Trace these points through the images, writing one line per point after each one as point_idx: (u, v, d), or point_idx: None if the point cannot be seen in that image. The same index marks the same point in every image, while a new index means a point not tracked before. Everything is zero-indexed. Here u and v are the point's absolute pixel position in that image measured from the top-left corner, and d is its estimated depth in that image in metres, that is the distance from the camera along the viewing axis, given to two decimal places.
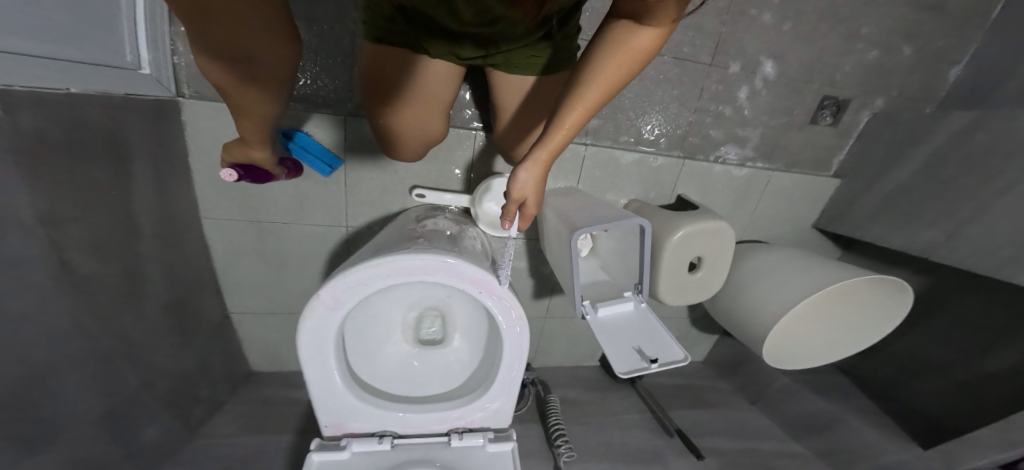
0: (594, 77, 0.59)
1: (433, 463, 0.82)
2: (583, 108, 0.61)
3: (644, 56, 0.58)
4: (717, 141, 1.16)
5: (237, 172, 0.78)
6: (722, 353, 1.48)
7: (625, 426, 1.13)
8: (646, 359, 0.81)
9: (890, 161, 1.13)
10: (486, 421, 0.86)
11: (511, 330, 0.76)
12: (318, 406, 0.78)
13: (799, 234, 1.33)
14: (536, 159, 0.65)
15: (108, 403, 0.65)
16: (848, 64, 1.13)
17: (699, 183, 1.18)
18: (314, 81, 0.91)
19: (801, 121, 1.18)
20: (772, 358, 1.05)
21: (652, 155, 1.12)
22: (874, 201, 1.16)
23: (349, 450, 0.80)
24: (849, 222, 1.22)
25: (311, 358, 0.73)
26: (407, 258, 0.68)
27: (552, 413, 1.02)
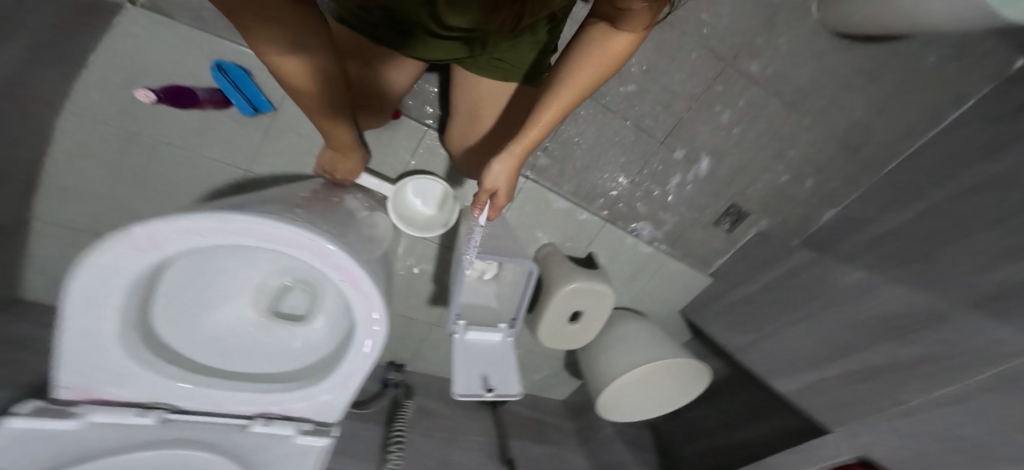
0: (573, 74, 0.66)
1: (212, 447, 0.77)
2: (561, 105, 0.69)
3: (619, 56, 0.63)
4: (639, 214, 1.26)
5: (154, 94, 0.84)
6: (578, 396, 1.64)
7: (466, 445, 1.18)
8: (487, 388, 0.85)
9: (751, 273, 1.33)
10: (308, 413, 0.81)
11: (371, 328, 0.67)
12: (63, 367, 0.60)
13: (669, 317, 1.52)
14: (508, 160, 0.74)
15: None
16: (760, 182, 1.29)
17: (611, 248, 1.29)
18: None
19: (707, 220, 1.34)
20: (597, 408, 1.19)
21: (581, 209, 1.21)
22: (725, 305, 1.39)
23: (82, 420, 0.66)
24: (704, 318, 1.44)
25: (81, 313, 0.55)
26: (270, 222, 0.54)
27: (399, 422, 1.02)
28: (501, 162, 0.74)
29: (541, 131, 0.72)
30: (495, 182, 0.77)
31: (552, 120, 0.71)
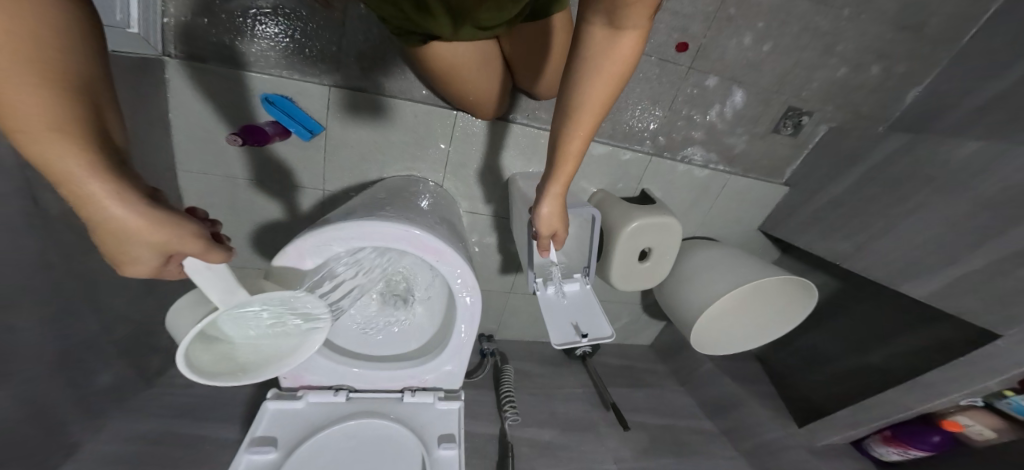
0: (586, 94, 0.49)
1: (385, 414, 0.63)
2: (596, 105, 0.50)
3: (626, 62, 0.47)
4: (684, 139, 1.01)
5: (241, 138, 0.67)
6: (714, 227, 1.12)
7: (573, 399, 1.00)
8: (583, 338, 0.58)
9: (848, 149, 0.98)
10: (437, 379, 0.68)
11: (354, 370, 0.64)
12: None
13: (753, 218, 1.13)
14: (560, 180, 0.56)
15: (57, 346, 0.54)
16: (817, 80, 0.96)
17: (663, 184, 1.04)
18: (301, 48, 0.71)
19: (763, 130, 1.02)
20: (732, 346, 0.87)
21: (624, 146, 0.98)
22: (842, 193, 0.97)
23: (305, 400, 0.62)
24: (800, 214, 1.05)
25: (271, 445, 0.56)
26: (280, 423, 0.60)
27: (505, 382, 0.92)
28: (571, 157, 0.54)
29: (582, 142, 0.53)
30: (547, 221, 0.60)
31: (597, 115, 0.51)
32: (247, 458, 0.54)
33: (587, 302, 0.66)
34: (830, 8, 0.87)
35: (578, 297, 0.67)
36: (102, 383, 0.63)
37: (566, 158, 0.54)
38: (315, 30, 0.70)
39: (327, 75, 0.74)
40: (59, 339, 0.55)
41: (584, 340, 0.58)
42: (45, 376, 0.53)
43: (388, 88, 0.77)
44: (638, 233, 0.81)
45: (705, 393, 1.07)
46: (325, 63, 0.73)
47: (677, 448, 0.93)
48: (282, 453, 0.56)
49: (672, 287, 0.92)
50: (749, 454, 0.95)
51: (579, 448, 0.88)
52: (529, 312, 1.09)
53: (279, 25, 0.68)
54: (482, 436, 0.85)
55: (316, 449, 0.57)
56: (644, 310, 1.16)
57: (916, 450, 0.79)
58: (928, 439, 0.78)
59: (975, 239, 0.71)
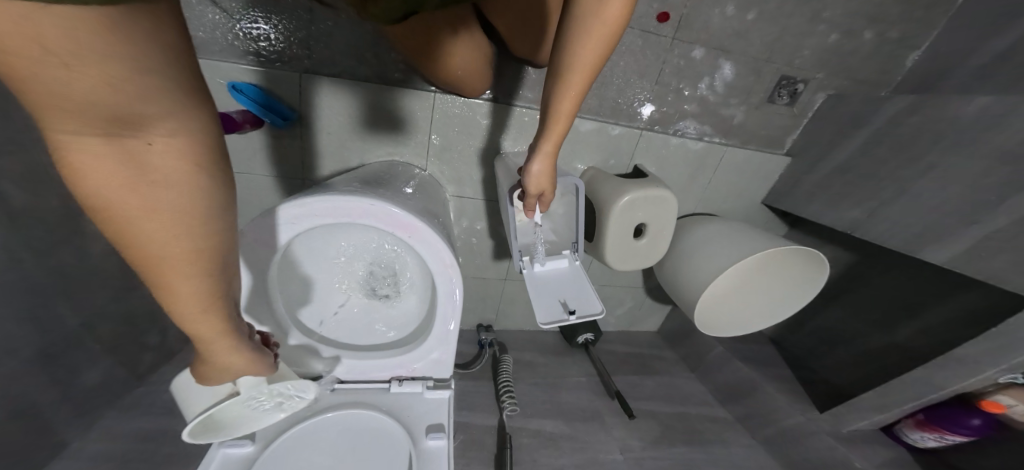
0: (576, 52, 0.47)
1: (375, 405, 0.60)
2: (586, 64, 0.47)
3: (619, 20, 0.44)
4: (674, 113, 0.96)
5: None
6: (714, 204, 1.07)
7: (576, 388, 0.97)
8: (570, 315, 0.54)
9: (848, 111, 0.92)
10: (426, 367, 0.65)
11: (334, 358, 0.61)
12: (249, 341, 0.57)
13: (756, 193, 1.08)
14: (550, 139, 0.54)
15: (34, 343, 0.55)
16: (807, 47, 0.92)
17: (656, 159, 1.00)
18: (266, 34, 0.69)
19: (758, 100, 0.98)
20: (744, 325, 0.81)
21: (612, 122, 0.94)
22: (846, 159, 0.91)
23: (288, 392, 0.59)
24: (806, 184, 1.00)
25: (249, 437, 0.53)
26: (261, 416, 0.56)
27: (503, 372, 0.89)
28: (561, 116, 0.52)
29: (574, 101, 0.51)
30: (537, 183, 0.57)
31: (586, 75, 0.49)
32: (225, 451, 0.51)
33: (575, 279, 0.61)
34: None
35: (566, 275, 0.63)
36: (90, 381, 0.63)
37: (557, 117, 0.52)
38: (280, 14, 0.68)
39: (296, 61, 0.73)
40: (40, 337, 0.56)
41: (571, 317, 0.54)
42: (23, 373, 0.53)
43: (362, 73, 0.76)
44: (632, 208, 0.77)
45: (717, 379, 1.02)
46: (293, 48, 0.72)
47: (689, 435, 0.89)
48: (260, 445, 0.53)
49: (672, 266, 0.89)
50: (768, 441, 0.89)
51: (585, 438, 0.84)
52: (527, 300, 1.06)
53: (242, 10, 0.67)
54: (483, 427, 0.82)
55: (294, 445, 0.54)
56: (648, 294, 1.12)
57: (954, 435, 0.72)
58: (966, 423, 0.70)
59: (1002, 195, 0.64)
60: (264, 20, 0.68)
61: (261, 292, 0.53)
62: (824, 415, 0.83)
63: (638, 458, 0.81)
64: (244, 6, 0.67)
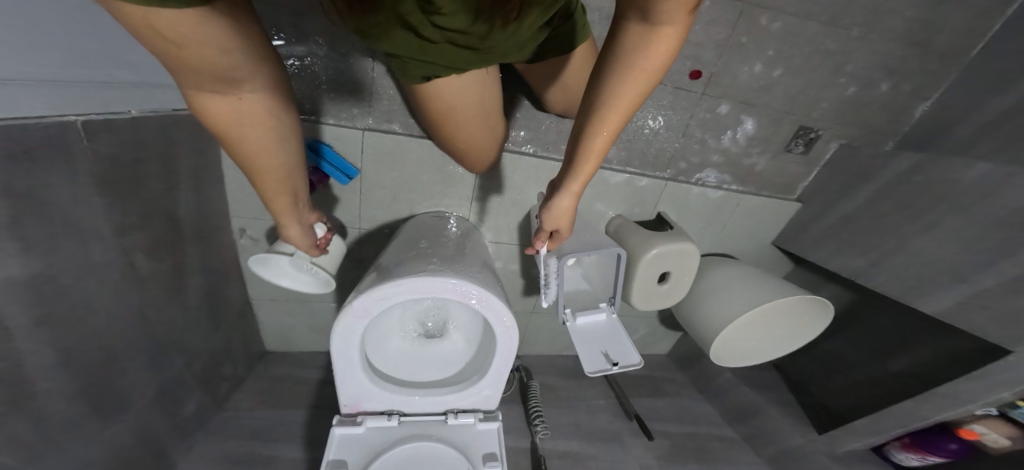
0: (617, 96, 0.49)
1: (431, 436, 0.70)
2: (625, 106, 0.50)
3: (662, 65, 0.47)
4: (697, 163, 1.07)
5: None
6: (726, 243, 1.17)
7: (596, 411, 1.06)
8: (614, 366, 0.64)
9: (862, 162, 1.02)
10: (476, 402, 0.74)
11: (415, 397, 0.72)
12: (338, 386, 0.67)
13: (767, 234, 1.18)
14: (578, 180, 0.56)
15: (155, 382, 0.65)
16: (826, 99, 1.02)
17: (679, 208, 1.09)
18: (335, 93, 0.78)
19: (775, 149, 1.08)
20: (751, 356, 0.94)
21: (641, 174, 1.04)
22: (858, 205, 1.01)
23: (365, 426, 0.69)
24: (814, 229, 1.10)
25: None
26: (343, 450, 0.66)
27: (533, 397, 0.98)
28: (594, 152, 0.54)
29: (607, 140, 0.53)
30: (557, 213, 0.60)
31: (626, 113, 0.51)
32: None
33: (614, 330, 0.71)
34: (838, 31, 0.92)
35: (606, 326, 0.73)
36: (189, 409, 0.74)
37: (590, 154, 0.54)
38: (348, 77, 0.78)
39: (359, 116, 0.82)
40: (158, 375, 0.66)
41: (615, 367, 0.64)
42: (148, 407, 0.64)
43: (413, 127, 0.84)
44: (659, 259, 0.87)
45: (725, 401, 1.12)
46: (358, 106, 0.80)
47: (700, 454, 0.99)
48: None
49: (691, 303, 0.99)
50: (769, 458, 0.98)
51: (605, 459, 0.93)
52: (549, 330, 1.15)
53: (318, 74, 0.76)
54: (513, 450, 0.91)
55: None
56: (661, 323, 1.21)
57: (934, 456, 0.81)
58: (945, 446, 0.80)
59: (990, 258, 0.74)
60: (334, 81, 0.78)
61: (351, 352, 0.63)
62: (824, 437, 0.94)
63: None
64: (319, 71, 0.76)
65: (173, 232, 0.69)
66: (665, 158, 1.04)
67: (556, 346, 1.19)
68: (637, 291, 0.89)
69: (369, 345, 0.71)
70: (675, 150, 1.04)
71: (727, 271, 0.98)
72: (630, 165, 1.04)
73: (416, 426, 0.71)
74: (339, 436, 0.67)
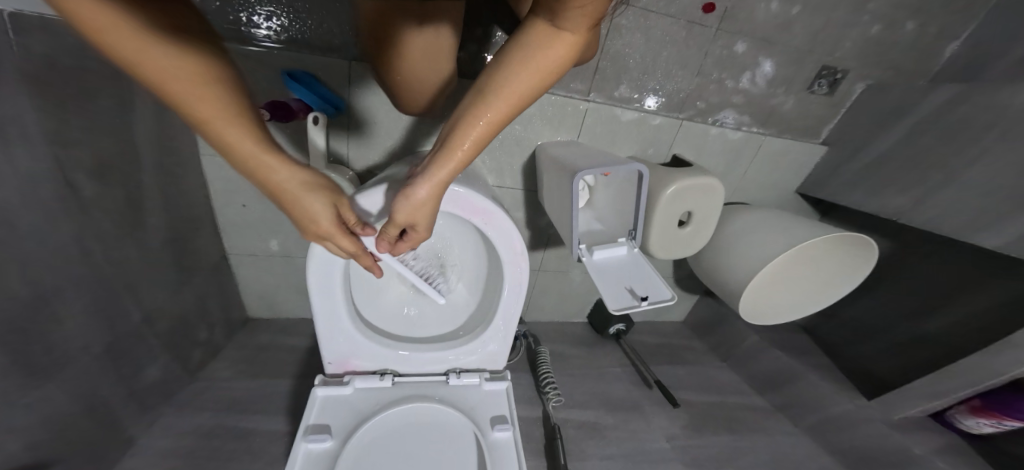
0: (502, 84, 0.39)
1: (431, 397, 0.60)
2: (512, 98, 0.40)
3: (562, 64, 0.39)
4: (714, 103, 0.96)
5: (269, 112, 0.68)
6: (746, 195, 1.08)
7: (612, 378, 0.96)
8: (642, 301, 0.54)
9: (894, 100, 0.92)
10: (482, 359, 0.65)
11: (401, 353, 0.61)
12: (319, 334, 0.57)
13: (789, 183, 1.08)
14: (438, 171, 0.42)
15: (103, 338, 0.53)
16: (851, 38, 0.92)
17: (694, 150, 1.00)
18: (322, 20, 0.70)
19: (797, 91, 0.98)
20: (795, 312, 0.81)
21: (653, 112, 0.94)
22: (890, 145, 0.92)
23: (352, 387, 0.58)
24: (843, 176, 1.00)
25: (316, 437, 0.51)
26: (328, 413, 0.55)
27: (542, 363, 0.88)
28: (463, 146, 0.41)
29: (474, 139, 0.41)
30: (410, 210, 0.44)
31: (511, 109, 0.41)
32: (305, 447, 0.50)
33: (637, 267, 0.61)
34: None
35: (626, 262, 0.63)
36: (150, 378, 0.63)
37: (457, 145, 0.41)
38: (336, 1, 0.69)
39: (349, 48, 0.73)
40: (108, 331, 0.54)
41: (643, 303, 0.53)
42: (92, 368, 0.52)
43: None
44: (678, 196, 0.78)
45: (753, 369, 0.98)
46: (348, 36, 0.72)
47: (729, 422, 0.87)
48: (339, 440, 0.52)
49: (715, 252, 0.88)
50: (810, 428, 0.85)
51: (625, 425, 0.83)
52: (558, 292, 1.05)
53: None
54: (523, 419, 0.81)
55: (364, 441, 0.52)
56: (677, 284, 1.11)
57: (1012, 420, 0.68)
58: None
59: None
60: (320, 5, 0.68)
61: (333, 275, 0.54)
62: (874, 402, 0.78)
63: (684, 445, 0.81)
64: None
65: (125, 161, 0.58)
66: (678, 98, 0.94)
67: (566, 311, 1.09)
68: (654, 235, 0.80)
69: (359, 292, 0.61)
70: (689, 90, 0.93)
71: (756, 217, 0.89)
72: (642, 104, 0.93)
73: (414, 388, 0.61)
74: (321, 398, 0.57)
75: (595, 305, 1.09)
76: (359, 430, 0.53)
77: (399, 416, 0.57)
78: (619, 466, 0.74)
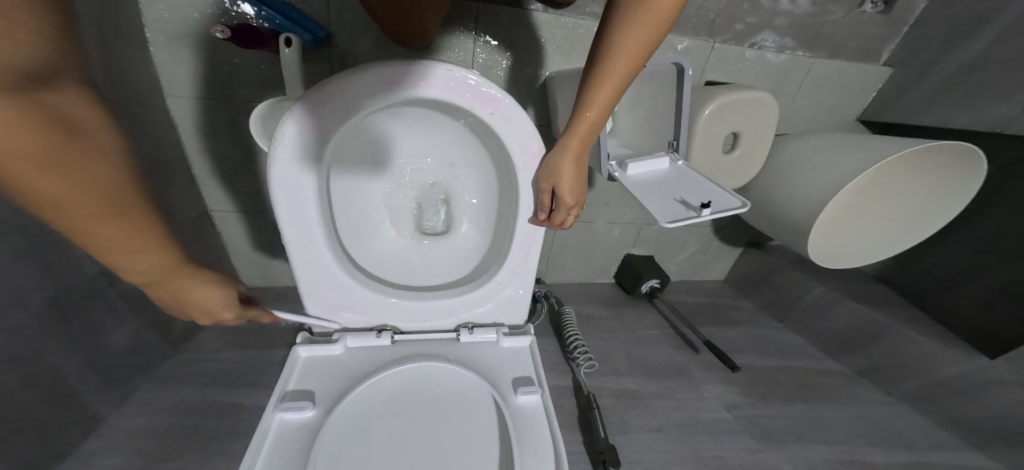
0: (618, 40, 0.33)
1: (441, 356, 0.48)
2: (634, 54, 0.34)
3: (673, 9, 0.31)
4: (751, 21, 0.80)
5: (227, 30, 0.56)
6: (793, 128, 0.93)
7: (651, 342, 0.83)
8: (702, 211, 0.41)
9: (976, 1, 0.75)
10: (499, 309, 0.53)
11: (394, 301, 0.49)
12: (296, 277, 0.44)
13: (842, 114, 0.93)
14: (567, 158, 0.41)
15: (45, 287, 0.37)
16: None
17: (730, 77, 0.85)
18: None
19: (850, 5, 0.81)
20: (879, 248, 0.66)
21: (679, 34, 0.79)
22: (974, 55, 0.75)
23: (342, 345, 0.46)
24: (909, 100, 0.84)
25: (292, 407, 0.38)
26: (313, 378, 0.43)
27: (568, 324, 0.76)
28: (599, 102, 0.38)
29: (612, 93, 0.37)
30: (553, 186, 0.43)
31: (635, 64, 0.35)
32: (280, 418, 0.38)
33: (688, 180, 0.49)
34: None
35: (671, 177, 0.51)
36: (113, 347, 0.44)
37: (590, 107, 0.38)
38: None
39: None
40: (53, 284, 0.38)
41: (704, 212, 0.41)
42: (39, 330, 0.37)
43: None
44: (723, 114, 0.65)
45: (819, 329, 0.85)
46: None
47: (798, 387, 0.74)
48: (322, 410, 0.40)
49: (767, 183, 0.72)
50: (908, 396, 0.71)
51: (674, 393, 0.70)
52: (582, 246, 0.93)
53: None
54: (556, 387, 0.69)
55: (355, 411, 0.40)
56: (716, 236, 0.98)
57: None
58: None
59: None
60: None
61: (303, 207, 0.41)
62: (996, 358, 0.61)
63: (749, 416, 0.67)
64: None
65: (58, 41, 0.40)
66: (709, 16, 0.78)
67: (591, 271, 0.97)
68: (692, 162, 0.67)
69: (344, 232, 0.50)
70: (720, 5, 0.77)
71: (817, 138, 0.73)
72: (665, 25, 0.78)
73: (418, 348, 0.49)
74: (304, 361, 0.45)
75: (624, 260, 0.97)
76: (350, 396, 0.41)
77: (400, 380, 0.45)
78: (671, 440, 0.62)
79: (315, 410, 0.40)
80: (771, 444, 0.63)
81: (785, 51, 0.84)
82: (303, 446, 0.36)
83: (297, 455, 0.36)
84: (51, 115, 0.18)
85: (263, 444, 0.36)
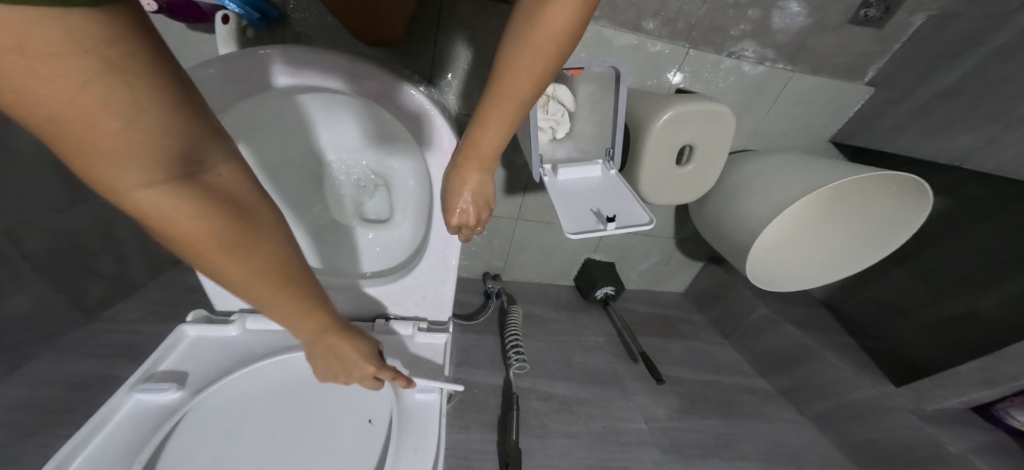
0: (510, 58, 0.33)
1: None
2: (525, 75, 0.33)
3: (564, 34, 0.31)
4: (733, 30, 0.77)
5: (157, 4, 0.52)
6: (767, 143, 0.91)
7: (593, 347, 0.82)
8: (607, 225, 0.42)
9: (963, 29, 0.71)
10: (415, 304, 0.52)
11: None
12: None
13: (817, 134, 0.91)
14: (465, 170, 0.39)
15: None
16: None
17: (705, 85, 0.83)
18: None
19: (835, 22, 0.78)
20: (817, 276, 0.65)
21: (654, 35, 0.76)
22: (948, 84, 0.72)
23: (239, 326, 0.46)
24: (883, 125, 0.82)
25: (156, 386, 0.38)
26: (195, 359, 0.43)
27: (510, 323, 0.76)
28: (496, 118, 0.36)
29: (507, 114, 0.36)
30: (450, 197, 0.40)
31: (529, 86, 0.34)
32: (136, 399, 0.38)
33: (612, 192, 0.49)
34: None
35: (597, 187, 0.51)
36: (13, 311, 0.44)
37: (485, 123, 0.36)
38: None
39: None
40: None
41: (608, 226, 0.42)
42: None
43: None
44: (675, 125, 0.62)
45: (757, 348, 0.84)
46: None
47: (725, 404, 0.74)
48: (188, 393, 0.39)
49: (719, 199, 0.71)
50: (818, 417, 0.71)
51: (600, 401, 0.70)
52: (540, 245, 0.92)
53: None
54: (483, 385, 0.68)
55: (225, 396, 0.40)
56: (678, 248, 0.96)
57: None
58: None
59: None
60: None
61: None
62: (903, 390, 0.62)
63: (664, 428, 0.67)
64: None
65: None
66: (689, 20, 0.75)
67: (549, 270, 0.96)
68: (641, 173, 0.66)
69: None
70: (702, 10, 0.74)
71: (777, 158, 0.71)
72: (642, 25, 0.75)
73: None
74: (192, 340, 0.45)
75: (583, 264, 0.96)
76: (224, 380, 0.41)
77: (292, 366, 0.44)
78: (584, 446, 0.62)
79: (182, 390, 0.39)
80: (678, 457, 0.63)
81: (764, 63, 0.81)
82: (151, 427, 0.36)
83: (144, 435, 0.35)
84: (218, 194, 0.23)
85: (110, 422, 0.36)
